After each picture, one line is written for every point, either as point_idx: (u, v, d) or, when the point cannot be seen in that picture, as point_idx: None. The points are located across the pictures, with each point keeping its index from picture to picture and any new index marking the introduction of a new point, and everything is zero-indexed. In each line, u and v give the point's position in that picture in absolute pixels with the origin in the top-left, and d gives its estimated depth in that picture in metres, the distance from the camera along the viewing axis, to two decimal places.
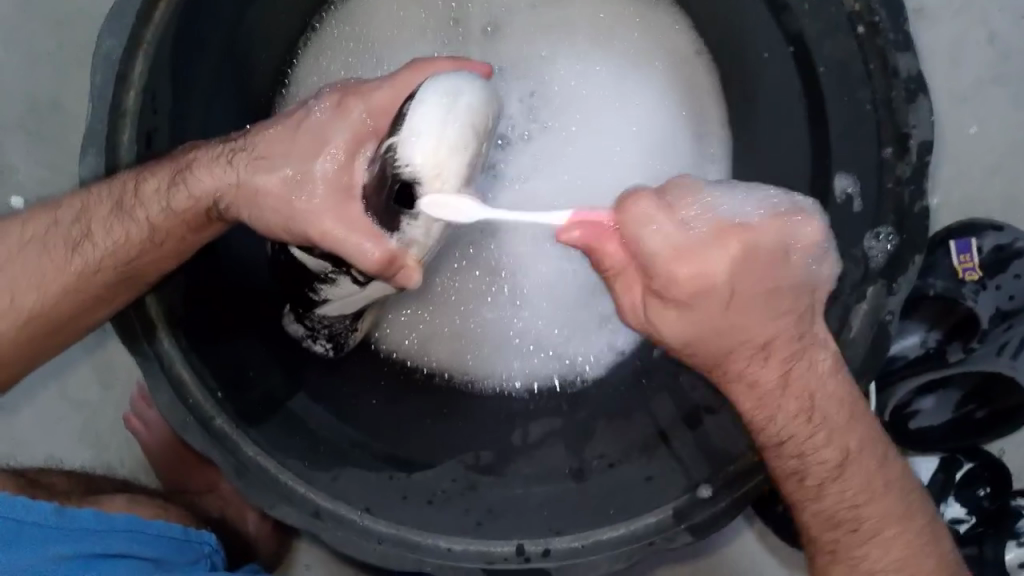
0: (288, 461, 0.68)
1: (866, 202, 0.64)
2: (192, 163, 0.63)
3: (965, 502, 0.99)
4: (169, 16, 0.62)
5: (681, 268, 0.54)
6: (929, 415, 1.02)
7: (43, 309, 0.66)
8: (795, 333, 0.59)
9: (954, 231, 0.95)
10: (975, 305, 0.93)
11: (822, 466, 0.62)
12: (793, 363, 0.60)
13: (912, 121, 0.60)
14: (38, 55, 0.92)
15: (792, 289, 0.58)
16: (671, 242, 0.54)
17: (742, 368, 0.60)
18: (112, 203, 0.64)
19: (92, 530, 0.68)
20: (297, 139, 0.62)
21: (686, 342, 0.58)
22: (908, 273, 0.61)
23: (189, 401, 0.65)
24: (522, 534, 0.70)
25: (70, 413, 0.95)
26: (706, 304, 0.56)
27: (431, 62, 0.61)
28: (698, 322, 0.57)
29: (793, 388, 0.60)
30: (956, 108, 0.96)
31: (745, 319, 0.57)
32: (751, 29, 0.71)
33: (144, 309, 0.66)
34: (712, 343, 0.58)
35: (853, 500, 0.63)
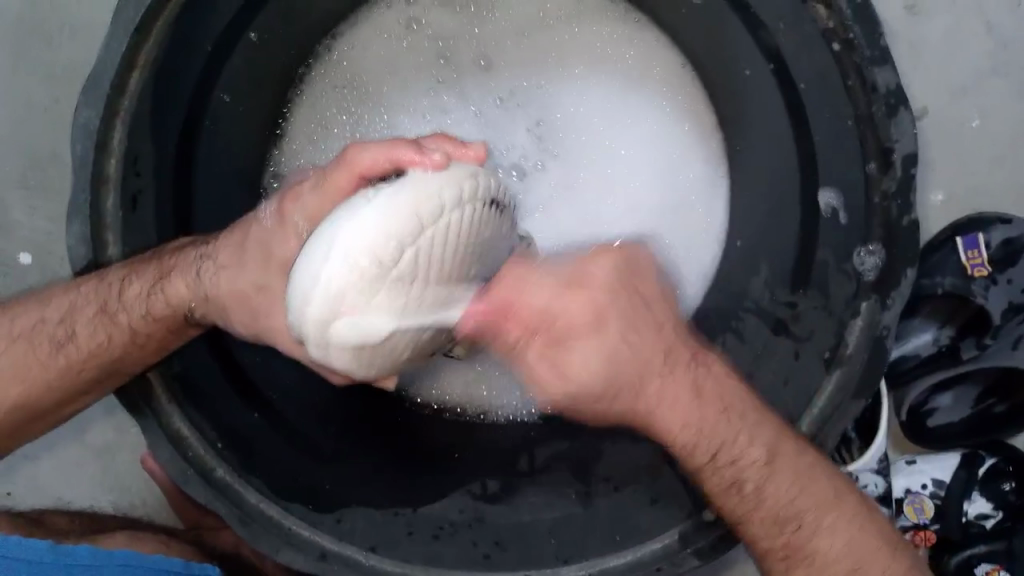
0: (292, 506, 0.69)
1: (851, 216, 0.63)
2: (171, 268, 0.66)
3: (990, 496, 0.98)
4: (143, 80, 0.63)
5: (569, 304, 0.59)
6: (948, 412, 0.99)
7: (30, 401, 0.69)
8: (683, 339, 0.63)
9: (961, 226, 0.93)
10: (986, 302, 0.91)
11: (753, 467, 0.62)
12: (695, 372, 0.63)
13: (894, 135, 0.59)
14: (36, 110, 0.94)
15: (659, 297, 0.64)
16: (552, 294, 0.58)
17: (659, 390, 0.61)
18: (97, 308, 0.68)
19: (87, 566, 0.69)
20: (247, 249, 0.64)
21: (604, 372, 0.60)
22: (901, 288, 0.60)
23: (189, 455, 0.66)
24: (529, 566, 0.71)
25: (88, 456, 0.97)
26: (612, 322, 0.60)
27: (366, 153, 0.57)
28: (603, 351, 0.59)
29: (708, 389, 0.63)
30: (957, 101, 0.94)
31: (634, 345, 0.60)
32: (732, 45, 0.70)
33: (143, 382, 0.67)
34: (621, 374, 0.60)
35: (792, 505, 0.62)
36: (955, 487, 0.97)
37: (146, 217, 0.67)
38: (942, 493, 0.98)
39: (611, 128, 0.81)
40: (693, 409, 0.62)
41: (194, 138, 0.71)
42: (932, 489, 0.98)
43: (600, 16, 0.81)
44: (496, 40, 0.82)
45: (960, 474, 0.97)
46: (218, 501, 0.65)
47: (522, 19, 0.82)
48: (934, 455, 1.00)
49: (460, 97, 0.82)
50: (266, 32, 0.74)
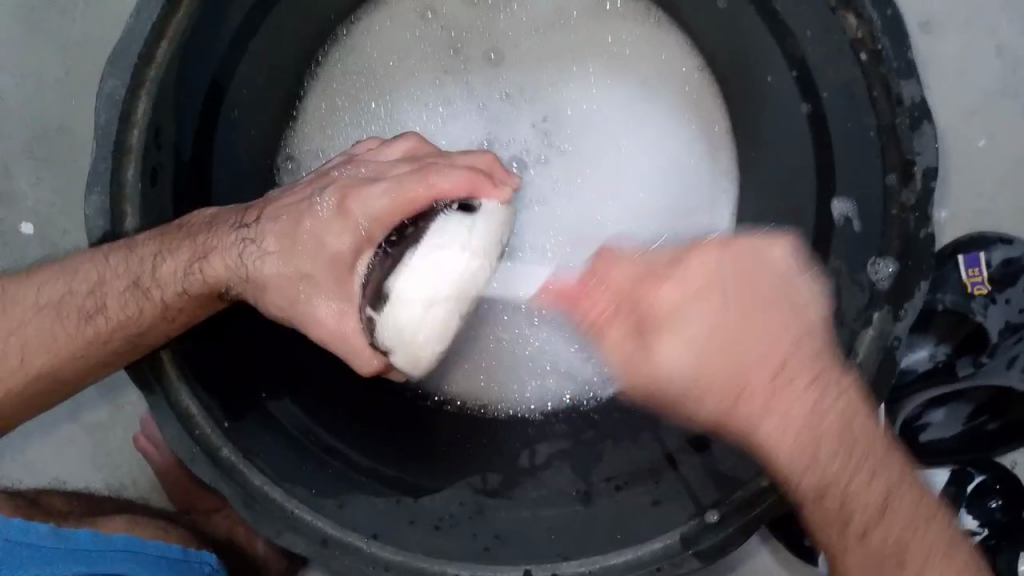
0: (295, 490, 0.68)
1: (864, 223, 0.64)
2: (210, 248, 0.65)
3: (976, 514, 0.99)
4: (171, 54, 0.62)
5: (663, 289, 0.58)
6: (938, 429, 1.01)
7: (53, 371, 0.68)
8: (813, 350, 0.58)
9: (962, 245, 0.95)
10: (985, 320, 0.93)
11: (865, 515, 0.57)
12: (823, 384, 0.57)
13: (917, 147, 0.59)
14: (48, 81, 0.93)
15: (782, 293, 0.60)
16: (645, 271, 0.59)
17: (760, 400, 0.57)
18: (129, 280, 0.66)
19: (87, 549, 0.70)
20: (300, 238, 0.64)
21: (692, 376, 0.58)
22: (914, 299, 0.61)
23: (196, 434, 0.65)
24: (527, 561, 0.70)
25: (81, 433, 0.96)
26: (713, 316, 0.58)
27: (444, 173, 0.59)
28: (699, 338, 0.58)
29: (829, 414, 0.57)
30: (966, 121, 0.96)
31: (749, 344, 0.58)
32: (756, 53, 0.71)
33: (154, 357, 0.66)
34: (716, 373, 0.58)
35: (909, 568, 0.56)
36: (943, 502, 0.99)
37: (162, 193, 0.66)
38: None
39: (625, 128, 0.82)
40: (801, 427, 0.57)
41: (213, 116, 0.70)
42: None
43: (623, 20, 0.81)
44: (506, 35, 0.82)
45: (949, 488, 1.00)
46: (221, 481, 0.65)
47: (535, 14, 0.82)
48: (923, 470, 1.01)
49: (467, 90, 0.82)
50: (290, 14, 0.74)
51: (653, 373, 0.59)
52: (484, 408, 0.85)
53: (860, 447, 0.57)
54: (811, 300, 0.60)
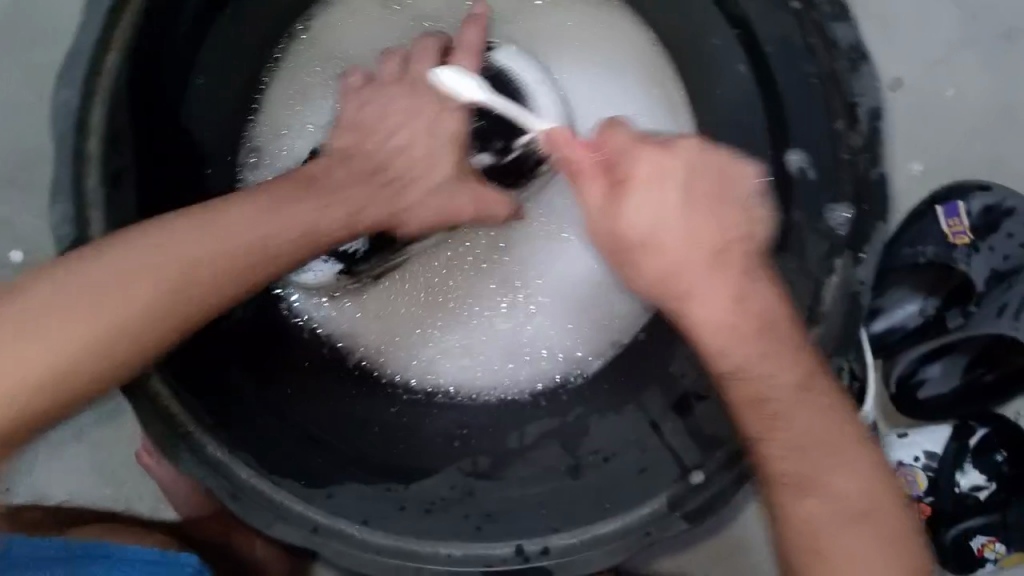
0: (283, 480, 0.70)
1: (818, 170, 0.65)
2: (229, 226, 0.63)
3: (984, 468, 0.98)
4: (120, 61, 0.64)
5: (638, 166, 0.59)
6: (937, 384, 0.99)
7: (86, 373, 0.58)
8: (750, 241, 0.60)
9: (941, 195, 0.94)
10: (969, 268, 0.93)
11: (794, 455, 0.58)
12: (754, 296, 0.60)
13: (858, 90, 0.60)
14: (20, 112, 0.95)
15: (736, 199, 0.61)
16: (632, 141, 0.60)
17: (706, 283, 0.59)
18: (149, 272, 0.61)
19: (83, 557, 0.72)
20: (317, 216, 0.66)
21: (649, 228, 0.59)
22: (873, 241, 0.61)
23: (179, 430, 0.67)
24: (518, 536, 0.71)
25: (85, 450, 0.98)
26: (671, 183, 0.59)
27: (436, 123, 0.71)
28: (662, 208, 0.59)
29: (753, 308, 0.59)
30: (931, 73, 0.96)
31: (709, 255, 0.59)
32: (699, 17, 0.72)
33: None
34: (666, 232, 0.59)
35: (829, 512, 0.58)
36: (948, 458, 0.98)
37: (127, 199, 0.68)
38: (935, 465, 0.98)
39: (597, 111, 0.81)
40: (751, 341, 0.59)
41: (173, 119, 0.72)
42: (925, 460, 0.98)
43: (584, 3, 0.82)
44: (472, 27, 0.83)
45: (951, 446, 0.98)
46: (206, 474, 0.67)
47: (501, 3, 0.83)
48: (927, 428, 1.00)
49: None
50: (245, 19, 0.76)
51: (617, 231, 0.59)
52: (471, 393, 0.85)
53: (804, 406, 0.59)
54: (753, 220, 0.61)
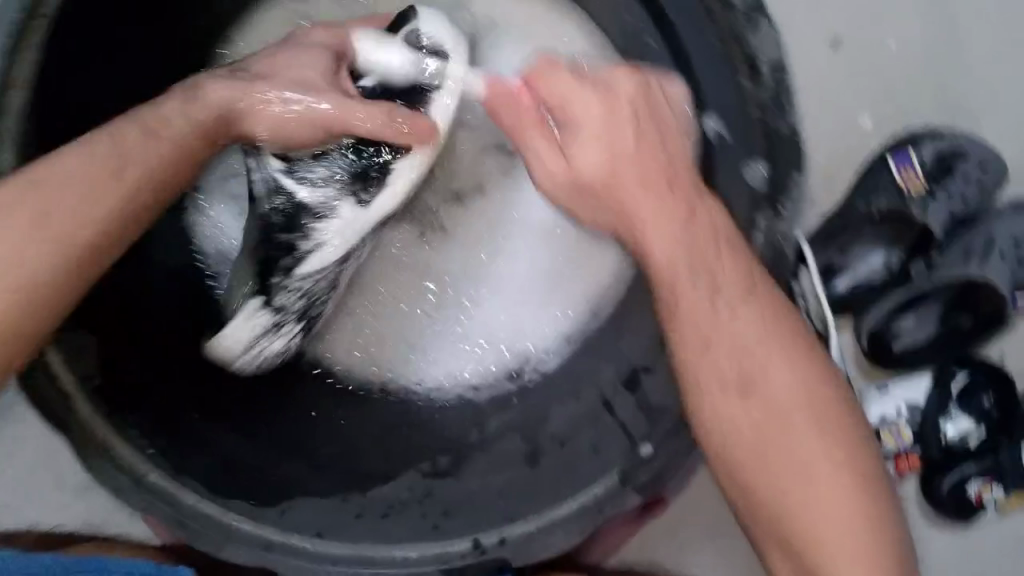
0: (234, 503, 0.69)
1: (729, 132, 0.64)
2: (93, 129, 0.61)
3: (969, 411, 0.95)
4: (26, 101, 0.64)
5: (577, 110, 0.62)
6: (911, 335, 0.97)
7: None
8: (684, 169, 0.62)
9: (893, 146, 0.94)
10: (924, 214, 0.92)
11: (733, 394, 0.56)
12: (698, 214, 0.60)
13: (756, 48, 0.60)
14: None
15: (674, 124, 0.63)
16: (574, 86, 0.62)
17: (636, 206, 0.61)
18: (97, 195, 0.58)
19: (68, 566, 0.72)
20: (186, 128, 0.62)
21: (594, 177, 0.62)
22: (792, 193, 0.61)
23: (118, 463, 0.66)
24: (478, 529, 0.69)
25: None
26: (598, 121, 0.61)
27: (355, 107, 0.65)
28: (604, 138, 0.61)
29: (695, 235, 0.59)
30: (866, 25, 0.94)
31: (642, 170, 0.61)
32: None
33: (57, 380, 0.64)
34: (603, 174, 0.61)
35: (780, 450, 0.55)
36: (931, 407, 0.96)
37: None
38: (917, 417, 0.96)
39: None
40: (689, 243, 0.59)
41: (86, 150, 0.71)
42: (908, 413, 0.96)
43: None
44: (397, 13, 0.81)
45: (932, 396, 0.96)
46: (151, 503, 0.65)
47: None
48: (903, 380, 0.98)
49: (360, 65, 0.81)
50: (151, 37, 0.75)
51: (575, 179, 0.63)
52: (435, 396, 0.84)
53: (741, 337, 0.57)
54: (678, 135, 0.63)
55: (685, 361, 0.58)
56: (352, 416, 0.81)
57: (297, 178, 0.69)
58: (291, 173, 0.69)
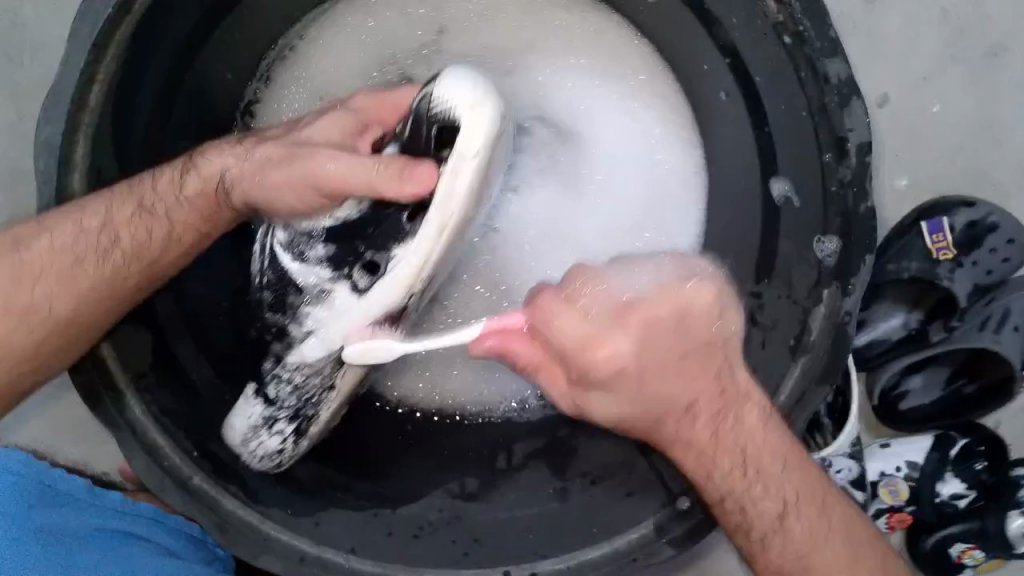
0: (271, 511, 0.70)
1: (803, 200, 0.65)
2: (198, 154, 0.70)
3: (964, 477, 0.98)
4: (103, 95, 0.65)
5: (608, 347, 0.61)
6: (918, 396, 1.00)
7: (70, 323, 0.67)
8: (714, 387, 0.64)
9: (925, 212, 0.95)
10: (952, 283, 0.92)
11: (762, 516, 0.65)
12: (718, 422, 0.65)
13: (848, 124, 0.60)
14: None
15: (702, 320, 0.63)
16: (605, 317, 0.62)
17: (671, 425, 0.65)
18: (141, 211, 0.68)
19: (115, 510, 0.78)
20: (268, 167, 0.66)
21: (617, 417, 0.66)
22: (860, 274, 0.62)
23: (165, 463, 0.67)
24: (506, 561, 0.71)
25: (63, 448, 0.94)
26: (633, 380, 0.63)
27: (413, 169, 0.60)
28: (628, 403, 0.65)
29: (723, 441, 0.65)
30: (916, 89, 0.96)
31: (679, 385, 0.64)
32: (690, 42, 0.72)
33: (109, 373, 0.67)
34: (651, 412, 0.65)
35: (799, 550, 0.64)
36: (930, 466, 0.98)
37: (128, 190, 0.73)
38: (915, 474, 0.99)
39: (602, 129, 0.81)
40: (683, 445, 0.66)
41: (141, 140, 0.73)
42: (906, 471, 0.99)
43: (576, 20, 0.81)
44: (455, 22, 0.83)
45: (932, 456, 0.98)
46: (194, 509, 0.66)
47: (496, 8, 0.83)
48: (908, 438, 1.00)
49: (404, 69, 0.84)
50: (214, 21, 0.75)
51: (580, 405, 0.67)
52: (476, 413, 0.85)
53: (756, 455, 0.64)
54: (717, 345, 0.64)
55: (709, 490, 0.65)
56: (396, 432, 0.83)
57: (309, 260, 0.67)
58: (318, 243, 0.66)
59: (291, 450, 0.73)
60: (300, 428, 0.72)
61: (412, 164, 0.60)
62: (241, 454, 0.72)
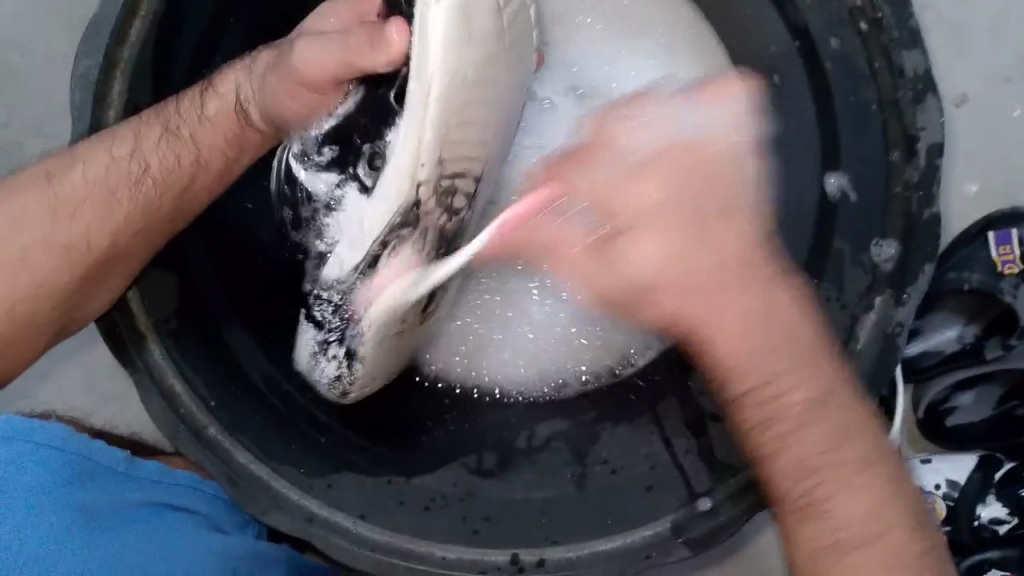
0: (285, 471, 0.69)
1: (860, 195, 0.63)
2: (212, 78, 0.69)
3: (1007, 501, 0.91)
4: (145, 31, 0.65)
5: (631, 193, 0.54)
6: (967, 412, 0.93)
7: (109, 249, 0.66)
8: (746, 256, 0.56)
9: (996, 220, 0.88)
10: (1014, 300, 0.86)
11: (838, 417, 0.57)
12: (771, 292, 0.56)
13: (920, 122, 0.58)
14: (36, 53, 0.91)
15: (717, 171, 0.55)
16: (617, 168, 0.54)
17: (718, 313, 0.55)
18: (162, 130, 0.67)
19: (156, 482, 0.74)
20: (275, 73, 0.64)
21: (676, 270, 0.55)
22: (918, 283, 0.59)
23: (182, 412, 0.67)
24: (517, 544, 0.68)
25: (88, 396, 0.93)
26: (675, 209, 0.54)
27: (376, 39, 0.54)
28: (679, 246, 0.54)
29: (767, 326, 0.56)
30: (999, 89, 0.90)
31: (715, 239, 0.55)
32: (760, 20, 0.69)
33: (133, 320, 0.67)
34: (693, 273, 0.54)
35: (827, 459, 0.55)
36: (970, 490, 0.92)
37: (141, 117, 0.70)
38: (955, 494, 0.92)
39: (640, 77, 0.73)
40: (771, 340, 0.56)
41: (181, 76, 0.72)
42: (946, 490, 0.92)
43: None
44: None
45: (976, 477, 0.92)
46: (208, 458, 0.66)
47: None
48: (953, 456, 0.93)
49: None
50: None
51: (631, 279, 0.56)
52: (519, 392, 0.82)
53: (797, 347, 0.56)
54: (738, 217, 0.56)
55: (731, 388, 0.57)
56: (437, 404, 0.81)
57: (314, 167, 0.67)
58: (320, 147, 0.66)
59: (350, 377, 0.70)
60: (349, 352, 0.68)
61: (381, 30, 0.55)
62: (309, 378, 0.73)
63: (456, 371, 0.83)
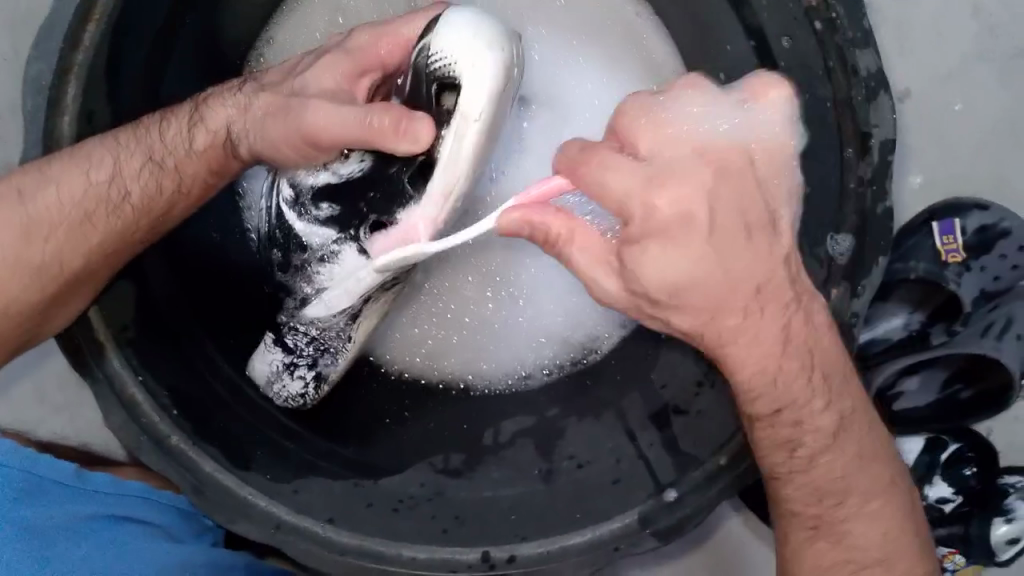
0: (250, 477, 0.67)
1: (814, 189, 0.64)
2: (202, 104, 0.68)
3: (952, 481, 0.93)
4: (98, 36, 0.64)
5: (657, 198, 0.52)
6: (913, 397, 0.94)
7: (75, 266, 0.65)
8: (785, 274, 0.56)
9: (938, 211, 0.91)
10: (958, 288, 0.89)
11: (816, 435, 0.61)
12: (791, 313, 0.56)
13: (873, 120, 0.60)
14: None
15: (753, 173, 0.54)
16: (634, 181, 0.52)
17: (732, 327, 0.55)
18: (144, 157, 0.66)
19: (105, 495, 0.72)
20: (283, 117, 0.63)
21: (669, 293, 0.53)
22: (871, 276, 0.61)
23: (143, 421, 0.65)
24: (487, 542, 0.68)
25: (38, 406, 0.91)
26: (695, 238, 0.52)
27: (414, 125, 0.57)
28: (700, 260, 0.53)
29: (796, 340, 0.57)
30: (941, 84, 0.93)
31: (739, 259, 0.54)
32: (716, 19, 0.71)
33: (92, 329, 0.65)
34: (694, 297, 0.54)
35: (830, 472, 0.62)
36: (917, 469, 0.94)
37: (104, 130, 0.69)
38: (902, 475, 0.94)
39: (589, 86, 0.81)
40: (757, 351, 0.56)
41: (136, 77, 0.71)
42: None
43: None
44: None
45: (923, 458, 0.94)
46: (172, 469, 0.65)
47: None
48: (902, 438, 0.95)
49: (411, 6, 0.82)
50: None
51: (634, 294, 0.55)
52: (482, 388, 0.84)
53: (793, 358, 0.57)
54: (781, 222, 0.55)
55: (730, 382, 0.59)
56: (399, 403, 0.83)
57: (310, 219, 0.70)
58: (315, 200, 0.69)
59: (314, 395, 0.78)
60: (321, 375, 0.77)
61: (408, 115, 0.58)
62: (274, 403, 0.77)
63: (417, 369, 0.85)
